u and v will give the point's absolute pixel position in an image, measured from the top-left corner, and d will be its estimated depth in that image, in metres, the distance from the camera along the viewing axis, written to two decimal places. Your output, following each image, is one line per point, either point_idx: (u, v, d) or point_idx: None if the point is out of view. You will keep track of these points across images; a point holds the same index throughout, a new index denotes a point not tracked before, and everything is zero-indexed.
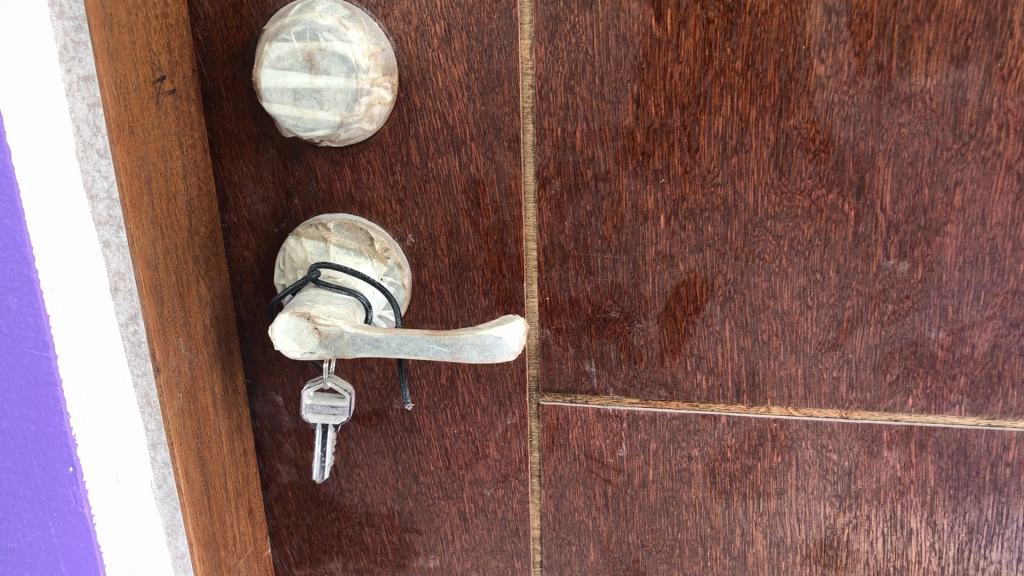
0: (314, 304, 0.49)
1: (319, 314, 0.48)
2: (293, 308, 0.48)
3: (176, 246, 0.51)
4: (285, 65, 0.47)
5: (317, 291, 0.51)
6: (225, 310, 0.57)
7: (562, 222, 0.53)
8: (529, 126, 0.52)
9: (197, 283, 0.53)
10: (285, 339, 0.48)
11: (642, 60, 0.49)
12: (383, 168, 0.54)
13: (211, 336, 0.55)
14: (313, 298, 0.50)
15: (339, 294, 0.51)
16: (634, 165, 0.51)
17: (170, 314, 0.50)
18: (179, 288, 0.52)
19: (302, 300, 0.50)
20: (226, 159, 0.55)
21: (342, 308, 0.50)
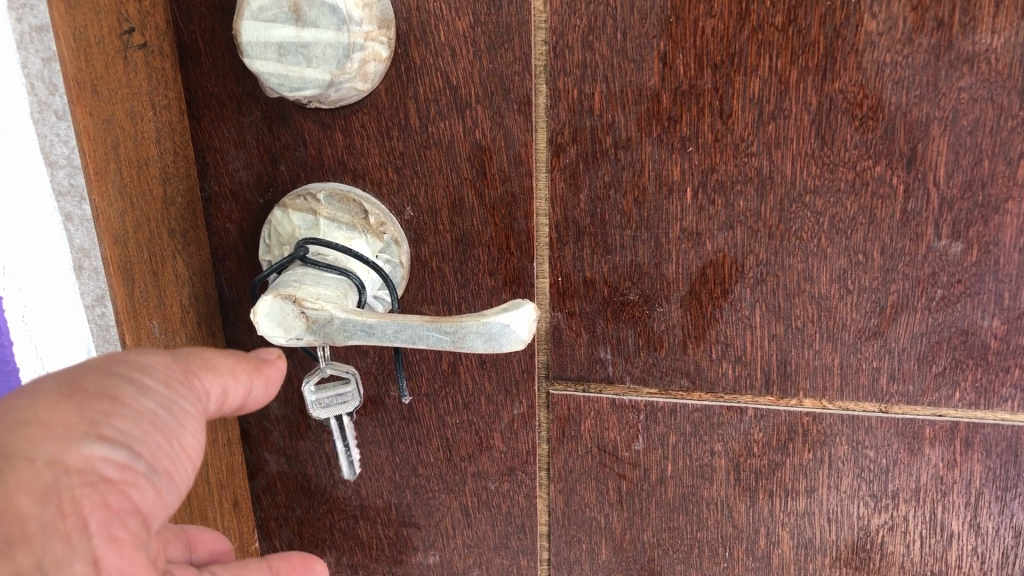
0: (302, 286, 0.45)
1: (307, 297, 0.44)
2: (279, 290, 0.44)
3: (148, 219, 0.46)
4: (268, 16, 0.43)
5: (305, 270, 0.46)
6: (205, 288, 0.52)
7: (576, 195, 0.48)
8: (542, 87, 0.46)
9: (173, 259, 0.48)
10: (268, 324, 0.44)
11: (669, 14, 0.43)
12: (379, 133, 0.48)
13: (190, 318, 0.50)
14: (301, 278, 0.45)
15: (329, 275, 0.46)
16: (658, 132, 0.46)
17: (141, 294, 0.46)
18: (153, 265, 0.47)
19: (288, 281, 0.45)
20: (206, 122, 0.49)
21: (332, 289, 0.45)
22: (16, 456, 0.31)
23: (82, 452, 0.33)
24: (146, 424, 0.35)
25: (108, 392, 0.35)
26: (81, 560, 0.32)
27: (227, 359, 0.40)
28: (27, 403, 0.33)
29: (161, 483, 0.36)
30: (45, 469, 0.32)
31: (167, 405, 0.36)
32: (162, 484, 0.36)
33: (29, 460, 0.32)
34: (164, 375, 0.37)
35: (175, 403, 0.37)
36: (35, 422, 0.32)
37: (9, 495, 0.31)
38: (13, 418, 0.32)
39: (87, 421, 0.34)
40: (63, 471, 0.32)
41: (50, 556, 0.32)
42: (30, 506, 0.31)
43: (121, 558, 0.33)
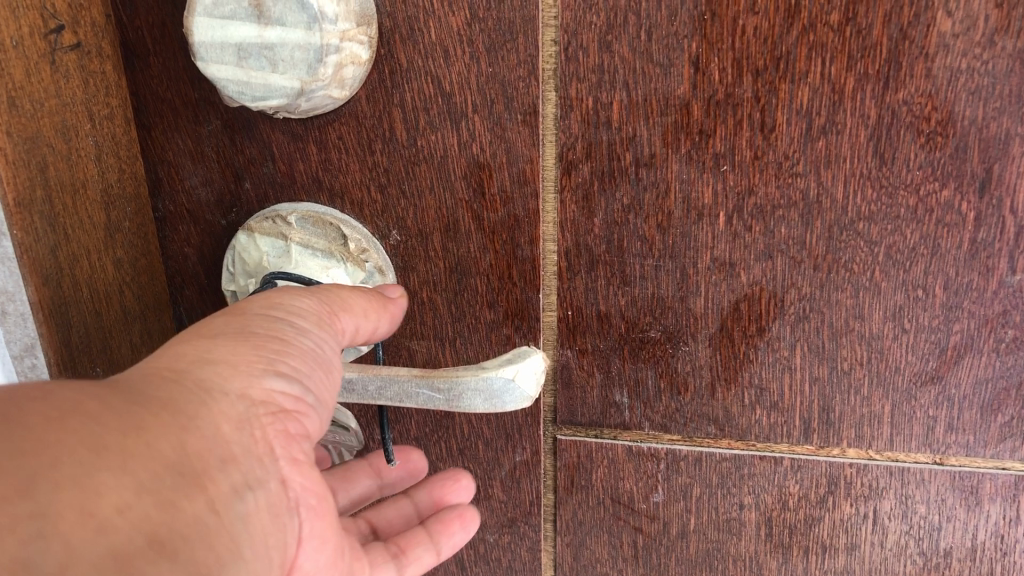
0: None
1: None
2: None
3: (88, 251, 0.39)
4: (225, 12, 0.36)
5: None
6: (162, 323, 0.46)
7: (590, 219, 0.42)
8: (551, 94, 0.39)
9: (119, 293, 0.42)
10: None
11: (704, 10, 0.36)
12: (359, 146, 0.41)
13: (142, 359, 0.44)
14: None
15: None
16: (687, 147, 0.39)
17: (80, 339, 0.39)
18: (95, 302, 0.40)
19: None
20: (158, 132, 0.42)
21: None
22: (211, 388, 0.31)
23: (264, 386, 0.33)
24: (312, 361, 0.35)
25: (274, 332, 0.34)
26: (273, 480, 0.33)
27: (357, 297, 0.38)
28: (211, 346, 0.33)
29: (324, 415, 0.37)
30: (238, 401, 0.32)
31: (324, 343, 0.36)
32: (325, 414, 0.37)
33: (225, 392, 0.32)
34: (316, 314, 0.36)
35: (331, 338, 0.36)
36: (220, 361, 0.32)
37: (215, 422, 0.31)
38: (199, 356, 0.32)
39: (262, 359, 0.34)
40: (253, 404, 0.32)
41: (254, 476, 0.32)
42: (233, 434, 0.31)
43: (305, 477, 0.35)
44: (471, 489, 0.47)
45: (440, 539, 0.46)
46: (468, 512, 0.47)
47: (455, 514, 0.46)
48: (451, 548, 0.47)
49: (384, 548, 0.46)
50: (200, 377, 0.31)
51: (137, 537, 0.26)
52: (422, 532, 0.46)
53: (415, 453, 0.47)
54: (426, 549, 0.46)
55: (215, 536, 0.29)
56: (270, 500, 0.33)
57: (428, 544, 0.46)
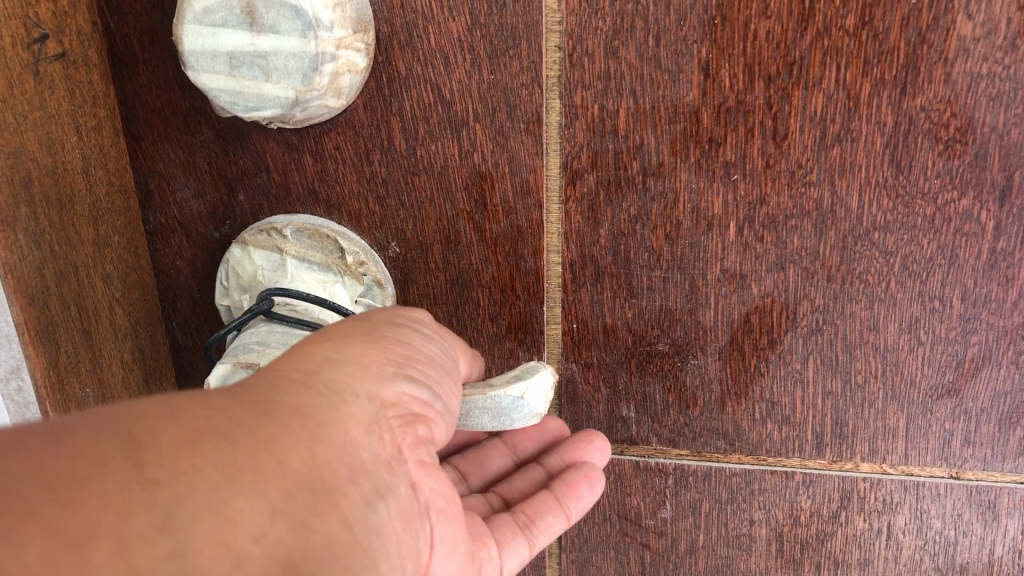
0: (264, 349, 0.36)
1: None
2: (236, 359, 0.36)
3: (76, 268, 0.38)
4: (216, 19, 0.35)
5: (272, 328, 0.38)
6: (154, 338, 0.44)
7: (596, 230, 0.40)
8: (555, 102, 0.38)
9: (109, 311, 0.40)
10: None
11: (714, 14, 0.35)
12: (356, 156, 0.40)
13: (133, 377, 0.42)
14: (265, 338, 0.37)
15: (299, 331, 0.38)
16: (696, 156, 0.38)
17: (70, 360, 0.37)
18: (85, 321, 0.38)
19: (246, 346, 0.37)
20: (147, 142, 0.41)
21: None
22: (344, 390, 0.26)
23: (395, 388, 0.28)
24: (439, 370, 0.31)
25: (402, 337, 0.30)
26: (403, 483, 0.27)
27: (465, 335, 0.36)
28: (339, 346, 0.28)
29: (450, 428, 0.31)
30: (369, 404, 0.27)
31: (446, 355, 0.32)
32: (451, 424, 0.31)
33: (355, 393, 0.26)
34: (432, 327, 0.33)
35: (449, 350, 0.33)
36: (350, 361, 0.27)
37: (345, 427, 0.25)
38: (326, 357, 0.27)
39: (391, 362, 0.29)
40: (384, 407, 0.27)
41: (384, 482, 0.26)
42: (364, 439, 0.26)
43: (434, 478, 0.28)
44: (605, 453, 0.43)
45: (568, 504, 0.41)
46: (595, 473, 0.41)
47: (581, 475, 0.41)
48: (580, 513, 0.41)
49: (513, 518, 0.39)
50: (330, 377, 0.26)
51: (274, 567, 0.21)
52: (549, 496, 0.41)
53: (551, 421, 0.44)
54: (557, 515, 0.40)
55: (353, 556, 0.24)
56: (401, 507, 0.27)
57: (558, 510, 0.40)
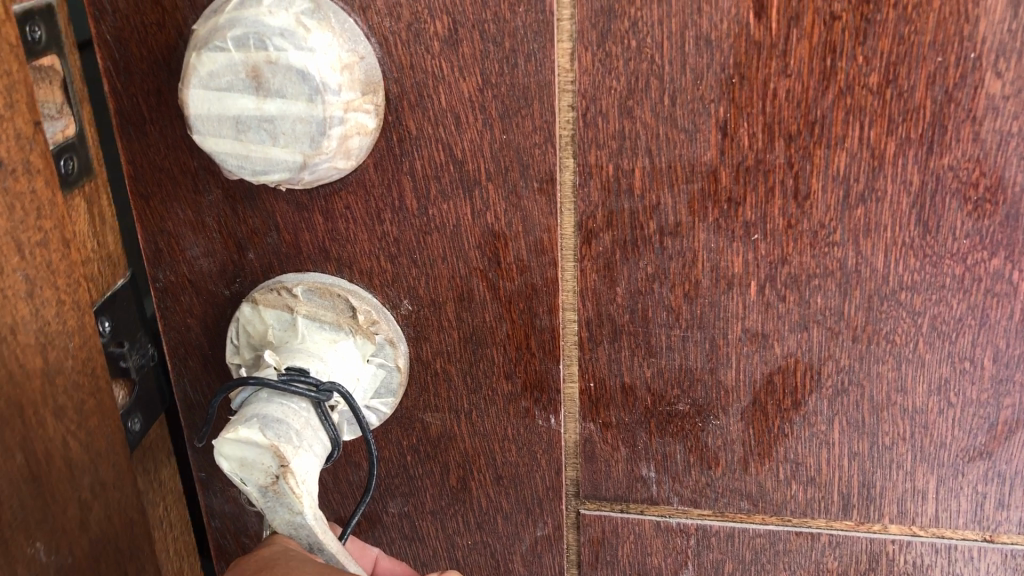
0: (298, 445, 0.36)
1: (298, 472, 0.35)
2: (278, 444, 0.35)
3: (17, 408, 0.33)
4: (221, 83, 0.34)
5: (308, 415, 0.37)
6: (118, 464, 0.40)
7: (612, 289, 0.39)
8: (569, 161, 0.37)
9: (61, 446, 0.36)
10: (236, 450, 0.35)
11: (732, 73, 0.34)
12: (367, 216, 0.39)
13: (93, 516, 0.38)
14: (301, 427, 0.36)
15: (321, 433, 0.37)
16: (715, 216, 0.37)
17: (14, 514, 0.33)
18: (32, 469, 0.34)
19: (287, 426, 0.36)
20: (156, 202, 0.40)
21: (319, 458, 0.37)
22: None
23: None
24: None
25: None
26: None
27: None
28: None
29: None
30: None
31: None
32: None
33: None
34: None
35: None
36: None
37: None
38: None
39: None
40: None
41: None
42: None
43: None
44: None
45: None
46: None
47: None
48: None
49: None
50: None
51: None
52: None
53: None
54: None
55: None
56: None
57: None
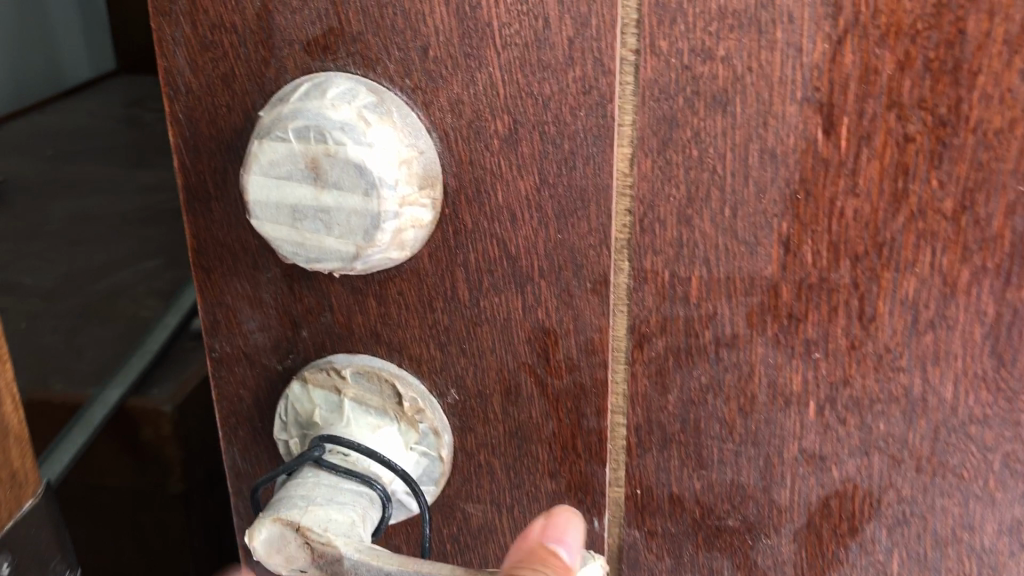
0: (307, 504, 0.36)
1: (312, 523, 0.35)
2: (277, 514, 0.35)
3: None
4: (281, 172, 0.34)
5: (317, 478, 0.38)
6: None
7: (663, 396, 0.38)
8: (624, 264, 0.36)
9: None
10: (269, 555, 0.35)
11: (797, 188, 0.33)
12: (419, 304, 0.39)
13: None
14: (309, 490, 0.37)
15: (346, 486, 0.37)
16: (774, 331, 0.35)
17: None
18: None
19: (290, 499, 0.36)
20: (217, 275, 0.41)
21: (347, 504, 0.37)
22: None
23: None
24: None
25: None
26: None
27: None
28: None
29: None
30: None
31: None
32: None
33: None
34: None
35: None
36: None
37: None
38: None
39: None
40: None
41: None
42: None
43: None
44: None
45: None
46: None
47: None
48: None
49: None
50: None
51: None
52: None
53: None
54: None
55: None
56: None
57: None
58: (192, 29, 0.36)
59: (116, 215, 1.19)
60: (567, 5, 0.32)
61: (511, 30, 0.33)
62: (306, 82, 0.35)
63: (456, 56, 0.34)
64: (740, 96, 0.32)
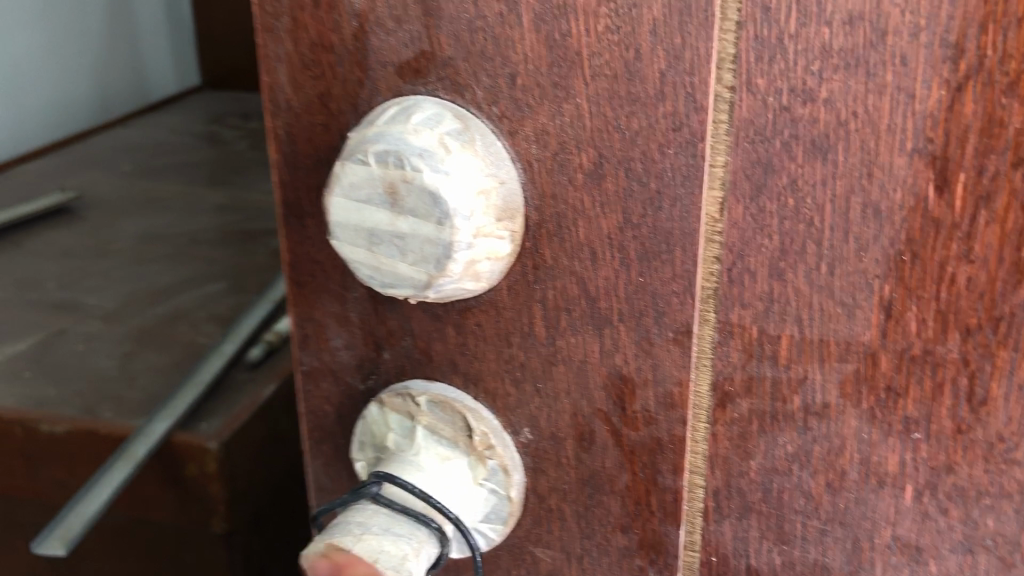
0: (361, 532, 0.35)
1: (364, 552, 0.34)
2: (331, 539, 0.35)
3: None
4: (361, 195, 0.34)
5: (376, 508, 0.37)
6: None
7: (745, 461, 0.35)
8: (709, 315, 0.34)
9: None
10: None
11: (902, 249, 0.29)
12: (497, 337, 0.37)
13: None
14: (367, 518, 0.36)
15: (404, 519, 0.37)
16: (870, 404, 0.32)
17: None
18: None
19: (347, 524, 0.36)
20: (307, 291, 0.41)
21: (402, 537, 0.36)
22: None
23: None
24: None
25: None
26: None
27: None
28: None
29: None
30: None
31: None
32: None
33: None
34: None
35: None
36: None
37: None
38: None
39: None
40: None
41: None
42: None
43: None
44: None
45: None
46: None
47: None
48: None
49: None
50: None
51: None
52: None
53: None
54: None
55: None
56: None
57: None
58: (293, 46, 0.37)
59: (186, 236, 1.12)
60: (660, 36, 0.30)
61: (601, 60, 0.31)
62: (393, 105, 0.35)
63: (544, 85, 0.33)
64: (844, 143, 0.29)
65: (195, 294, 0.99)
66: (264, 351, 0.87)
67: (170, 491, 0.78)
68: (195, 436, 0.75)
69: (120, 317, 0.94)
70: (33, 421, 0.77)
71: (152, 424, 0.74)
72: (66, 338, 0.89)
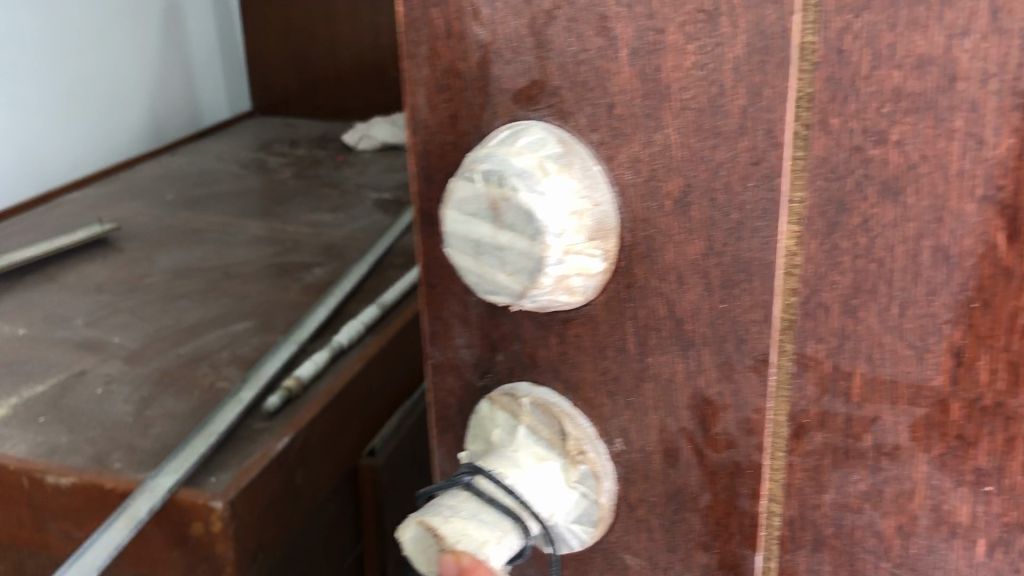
0: (450, 515, 0.38)
1: (449, 534, 0.37)
2: (423, 516, 0.38)
3: None
4: (469, 210, 0.36)
5: (467, 495, 0.40)
6: None
7: (819, 493, 0.35)
8: (787, 346, 0.34)
9: None
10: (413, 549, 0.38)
11: (972, 296, 0.30)
12: (593, 349, 0.40)
13: None
14: (457, 503, 0.39)
15: (492, 508, 0.39)
16: (940, 451, 0.32)
17: None
18: None
19: (439, 506, 0.39)
20: (435, 293, 0.45)
21: (486, 525, 0.38)
22: None
23: None
24: None
25: None
26: None
27: None
28: None
29: None
30: None
31: None
32: None
33: None
34: None
35: None
36: None
37: None
38: None
39: None
40: None
41: None
42: None
43: None
44: None
45: None
46: None
47: None
48: None
49: None
50: None
51: None
52: None
53: None
54: None
55: None
56: None
57: None
58: (430, 71, 0.40)
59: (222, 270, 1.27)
60: (742, 73, 0.31)
61: (689, 94, 0.33)
62: (506, 129, 0.37)
63: (637, 116, 0.34)
64: (914, 186, 0.30)
65: (223, 331, 1.09)
66: (281, 400, 0.94)
67: (175, 550, 0.81)
68: (201, 494, 0.79)
69: (145, 361, 1.02)
70: (39, 471, 0.82)
71: (157, 477, 0.79)
72: (88, 381, 0.98)
